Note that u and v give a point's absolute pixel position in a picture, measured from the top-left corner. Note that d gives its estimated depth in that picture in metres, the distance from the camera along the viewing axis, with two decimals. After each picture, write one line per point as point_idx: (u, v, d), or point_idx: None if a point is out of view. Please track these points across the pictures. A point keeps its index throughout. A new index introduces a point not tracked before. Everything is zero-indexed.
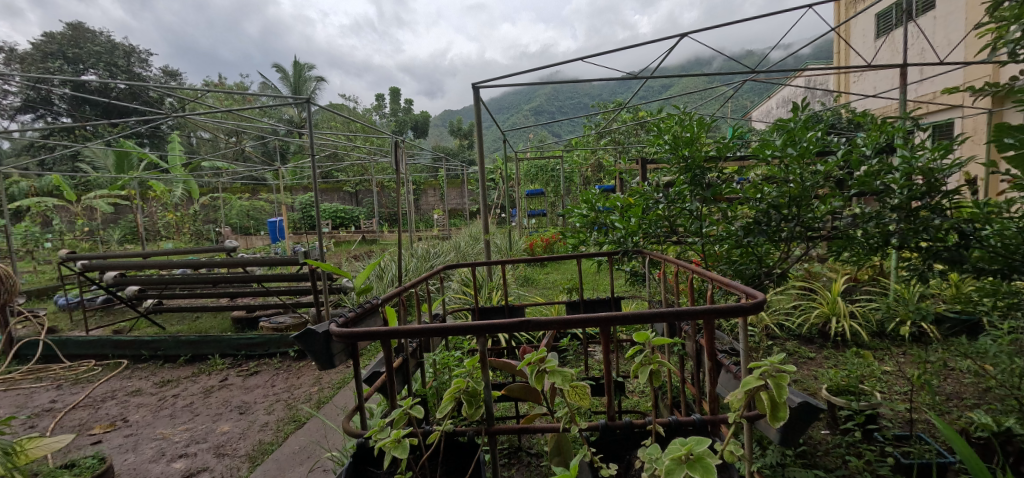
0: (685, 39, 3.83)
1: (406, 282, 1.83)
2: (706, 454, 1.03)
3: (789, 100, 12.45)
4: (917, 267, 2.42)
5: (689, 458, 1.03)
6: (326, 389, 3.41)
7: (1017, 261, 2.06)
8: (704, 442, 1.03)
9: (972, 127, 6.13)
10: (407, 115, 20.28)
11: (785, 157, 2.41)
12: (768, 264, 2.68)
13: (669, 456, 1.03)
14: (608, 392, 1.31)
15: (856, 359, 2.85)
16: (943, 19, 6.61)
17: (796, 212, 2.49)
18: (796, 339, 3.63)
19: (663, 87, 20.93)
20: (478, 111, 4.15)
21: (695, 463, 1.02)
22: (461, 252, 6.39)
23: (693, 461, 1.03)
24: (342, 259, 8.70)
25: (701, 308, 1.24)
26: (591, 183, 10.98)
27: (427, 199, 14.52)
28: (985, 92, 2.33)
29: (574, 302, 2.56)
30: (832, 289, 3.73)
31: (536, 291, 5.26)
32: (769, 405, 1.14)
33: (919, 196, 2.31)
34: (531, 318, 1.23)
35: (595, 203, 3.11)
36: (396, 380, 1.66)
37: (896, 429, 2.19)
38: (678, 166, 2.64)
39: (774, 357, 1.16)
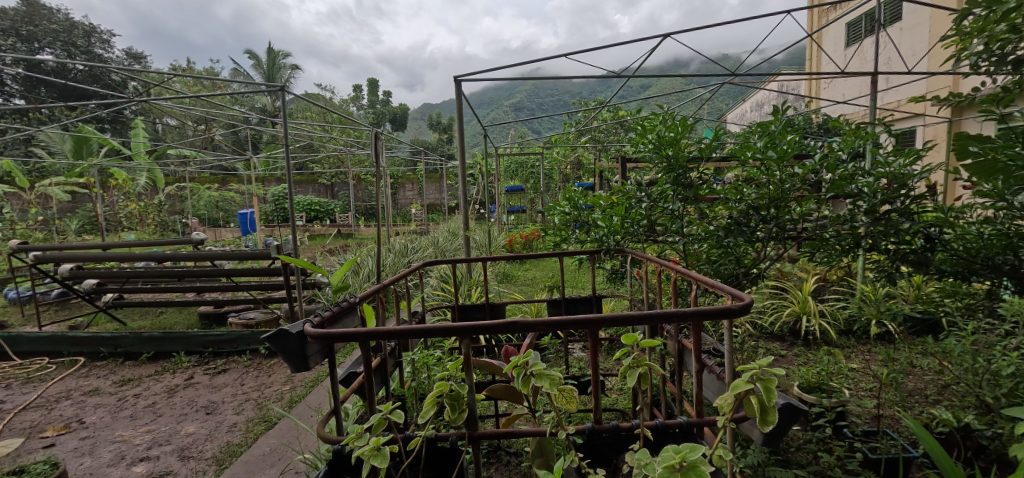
0: (667, 39, 4.04)
1: (386, 279, 1.77)
2: (699, 461, 1.02)
3: (763, 103, 12.76)
4: (885, 269, 2.50)
5: (683, 467, 1.01)
6: (298, 388, 3.31)
7: (978, 264, 2.27)
8: (698, 450, 1.02)
9: (934, 135, 6.39)
10: (385, 107, 19.86)
11: (765, 160, 2.44)
12: (746, 264, 2.72)
13: (663, 464, 1.01)
14: (595, 393, 1.30)
15: (827, 357, 2.93)
16: (910, 31, 6.85)
17: (774, 214, 2.53)
18: (767, 337, 3.72)
19: (642, 87, 21.21)
20: (460, 106, 4.04)
21: (689, 471, 1.01)
22: (440, 247, 6.31)
23: (687, 468, 1.01)
24: (316, 253, 8.52)
25: (689, 311, 1.23)
26: (569, 181, 10.98)
27: (405, 193, 14.34)
28: (948, 102, 2.44)
29: (554, 301, 2.53)
30: (803, 288, 3.83)
31: (515, 288, 5.23)
32: (759, 409, 1.13)
33: (890, 199, 2.37)
34: (518, 319, 1.20)
35: (577, 200, 3.06)
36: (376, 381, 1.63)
37: (863, 425, 2.26)
38: (660, 167, 2.63)
39: (763, 360, 1.16)
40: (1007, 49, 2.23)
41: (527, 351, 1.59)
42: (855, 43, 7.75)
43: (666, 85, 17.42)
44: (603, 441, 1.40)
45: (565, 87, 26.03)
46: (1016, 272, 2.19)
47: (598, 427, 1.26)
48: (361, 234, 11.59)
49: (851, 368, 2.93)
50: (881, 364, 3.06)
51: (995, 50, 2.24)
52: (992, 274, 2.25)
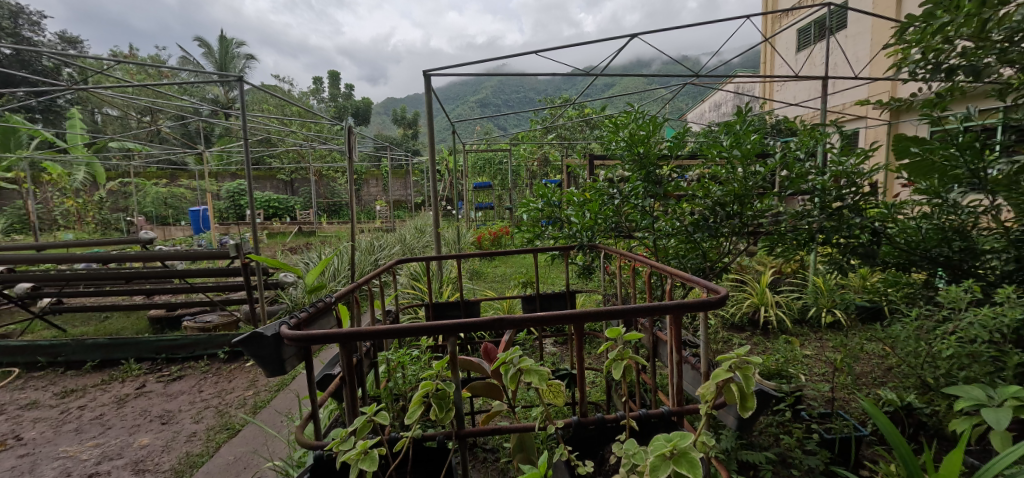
0: (634, 39, 4.12)
1: (360, 278, 1.71)
2: (690, 448, 1.04)
3: (720, 104, 13.27)
4: (836, 261, 2.63)
5: (674, 454, 1.04)
6: (262, 393, 3.17)
7: (916, 256, 2.44)
8: (688, 437, 1.05)
9: (875, 137, 6.84)
10: (347, 100, 19.28)
11: (730, 157, 2.53)
12: (712, 259, 2.82)
13: (655, 453, 1.04)
14: (581, 387, 1.31)
15: (784, 345, 3.08)
16: (854, 38, 7.29)
17: (738, 210, 2.63)
18: (730, 327, 3.86)
19: (606, 86, 21.58)
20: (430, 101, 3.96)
21: (681, 458, 1.03)
22: (408, 244, 6.20)
23: (678, 456, 1.04)
24: (277, 252, 8.18)
25: (671, 304, 1.25)
26: (536, 177, 11.03)
27: (369, 189, 13.99)
28: (886, 107, 2.61)
29: (529, 298, 2.53)
30: (761, 280, 4.01)
31: (486, 285, 5.21)
32: (739, 395, 1.17)
33: (842, 195, 2.49)
34: (505, 316, 1.19)
35: (551, 197, 2.98)
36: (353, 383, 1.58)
37: (820, 408, 2.37)
38: (631, 164, 2.68)
39: (741, 349, 1.20)
40: (942, 58, 2.38)
41: (507, 349, 1.59)
42: (805, 49, 8.18)
43: (630, 85, 17.80)
44: (588, 433, 1.42)
45: (530, 85, 26.10)
46: (948, 262, 2.38)
47: (585, 420, 1.27)
48: (324, 232, 11.22)
49: (806, 354, 3.10)
50: (833, 350, 3.24)
51: (931, 58, 2.40)
52: (929, 265, 2.43)
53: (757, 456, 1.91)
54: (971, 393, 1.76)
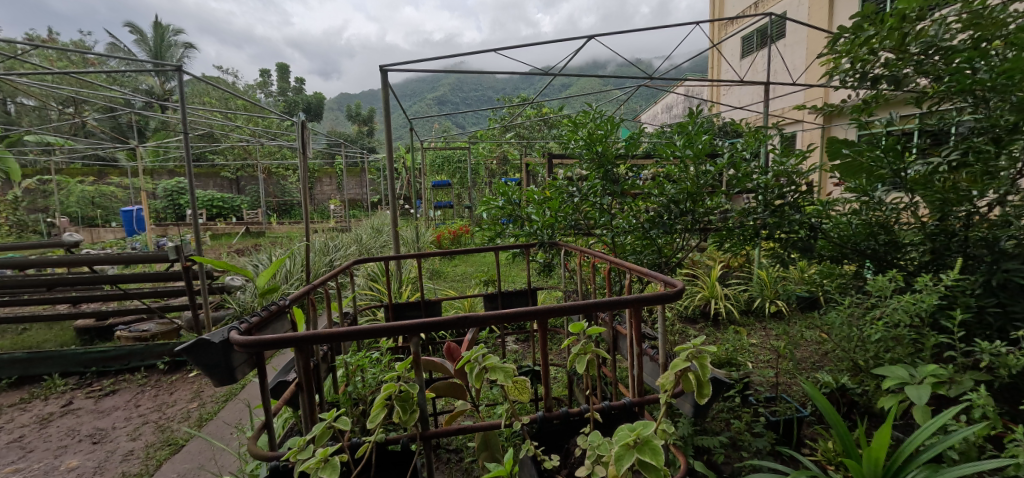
0: (591, 41, 4.19)
1: (316, 279, 1.64)
2: (652, 436, 1.07)
3: (671, 106, 13.76)
4: (777, 255, 2.77)
5: (638, 443, 1.07)
6: (207, 405, 2.99)
7: (847, 250, 2.62)
8: (651, 426, 1.07)
9: (810, 140, 7.32)
10: (296, 95, 18.50)
11: (683, 157, 2.63)
12: (667, 254, 2.92)
13: (619, 442, 1.06)
14: (546, 383, 1.32)
15: (733, 335, 3.23)
16: (791, 47, 7.76)
17: (691, 207, 2.72)
18: (683, 320, 4.02)
19: (562, 87, 21.87)
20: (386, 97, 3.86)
21: (644, 446, 1.06)
22: (364, 244, 6.03)
23: (642, 444, 1.07)
24: (222, 254, 7.73)
25: (632, 297, 1.29)
26: (495, 176, 11.02)
27: (321, 188, 13.50)
28: (820, 112, 2.78)
29: (490, 296, 2.52)
30: (711, 274, 4.19)
31: (446, 285, 5.16)
32: (697, 383, 1.22)
33: (780, 193, 2.62)
34: (469, 314, 1.17)
35: (511, 195, 2.96)
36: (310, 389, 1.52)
37: (766, 392, 2.45)
38: (590, 163, 2.74)
39: (696, 339, 1.26)
40: (868, 68, 2.54)
41: (470, 348, 1.57)
42: (748, 56, 8.62)
43: (586, 86, 18.13)
44: (553, 429, 1.44)
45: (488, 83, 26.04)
46: (875, 255, 2.56)
47: (550, 415, 1.29)
48: (273, 233, 10.72)
49: (753, 344, 3.27)
50: (777, 338, 3.44)
51: (858, 68, 2.54)
52: (857, 257, 2.62)
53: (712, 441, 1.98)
54: (895, 372, 1.91)
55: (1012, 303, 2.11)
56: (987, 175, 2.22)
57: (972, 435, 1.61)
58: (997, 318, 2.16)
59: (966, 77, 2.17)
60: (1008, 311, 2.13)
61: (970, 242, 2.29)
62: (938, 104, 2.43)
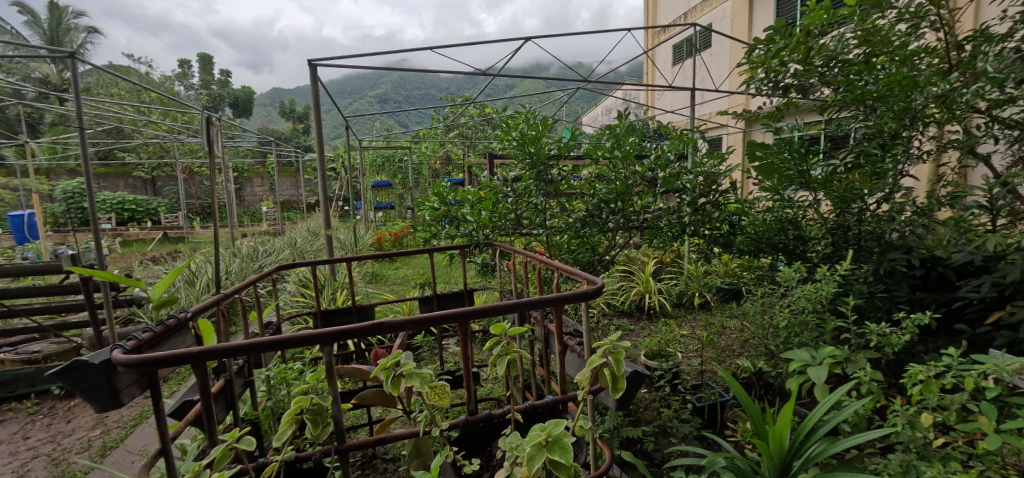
0: (528, 43, 4.26)
1: (227, 289, 1.57)
2: (563, 434, 1.13)
3: (611, 109, 14.23)
4: (701, 250, 3.00)
5: (549, 442, 1.12)
6: (114, 431, 2.76)
7: (763, 244, 2.85)
8: (561, 424, 1.13)
9: (734, 143, 7.81)
10: (223, 89, 17.36)
11: (613, 158, 2.75)
12: (600, 252, 3.03)
13: (531, 443, 1.11)
14: (468, 387, 1.33)
15: (663, 327, 3.41)
16: (717, 56, 8.22)
17: (620, 207, 2.85)
18: (619, 314, 4.20)
19: (508, 87, 22.00)
20: (315, 91, 3.69)
21: (555, 445, 1.11)
22: (298, 248, 5.78)
23: (553, 443, 1.12)
24: (137, 262, 7.13)
25: (551, 297, 1.33)
26: (439, 176, 10.92)
27: (253, 189, 12.78)
28: (738, 117, 3.00)
29: (427, 298, 2.51)
30: (645, 270, 4.40)
31: (386, 288, 5.06)
32: (611, 379, 1.28)
33: (705, 193, 2.82)
34: (385, 319, 1.14)
35: (446, 196, 2.95)
36: (218, 407, 1.46)
37: (692, 380, 2.60)
38: (524, 163, 2.81)
39: (613, 336, 1.33)
40: (779, 77, 2.78)
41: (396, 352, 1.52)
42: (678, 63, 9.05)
43: (530, 87, 18.34)
44: (473, 433, 1.52)
45: (432, 82, 25.68)
46: (786, 248, 2.83)
47: (472, 419, 1.30)
48: (196, 238, 10.01)
49: (682, 335, 3.47)
50: (703, 328, 3.67)
51: (772, 78, 2.78)
52: (772, 251, 2.86)
53: (638, 431, 2.07)
54: (799, 356, 2.09)
55: (896, 289, 2.40)
56: (877, 175, 2.49)
57: (861, 409, 1.79)
58: (884, 302, 2.42)
59: (857, 88, 2.45)
60: (893, 295, 2.41)
61: (862, 236, 2.55)
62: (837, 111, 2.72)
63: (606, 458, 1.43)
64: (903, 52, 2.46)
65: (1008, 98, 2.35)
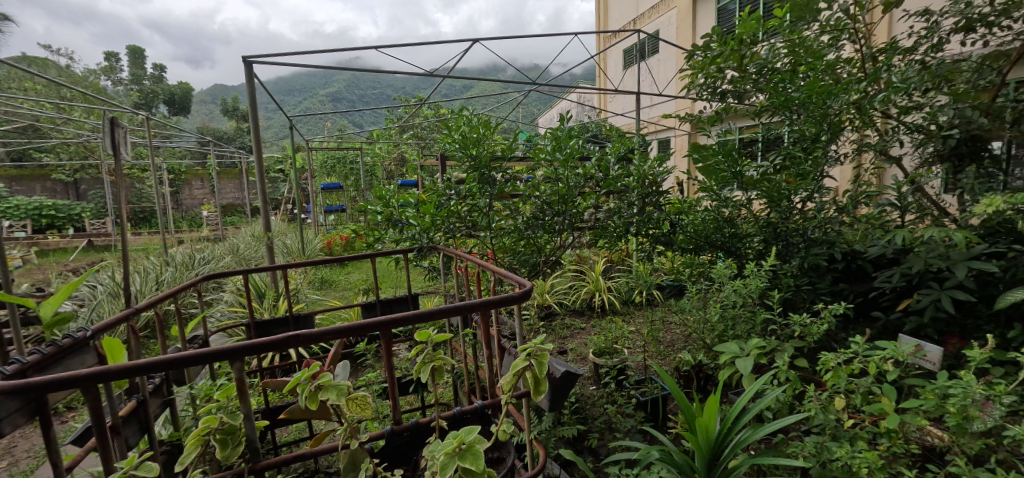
0: (478, 44, 4.23)
1: (140, 304, 1.48)
2: (475, 441, 1.16)
3: (566, 110, 14.42)
4: (645, 249, 3.09)
5: (461, 449, 1.13)
6: (19, 462, 2.52)
7: (702, 243, 2.96)
8: (474, 431, 1.16)
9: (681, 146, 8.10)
10: (158, 84, 16.24)
11: (554, 161, 2.80)
12: (546, 253, 3.08)
13: (443, 452, 1.12)
14: (393, 397, 1.29)
15: (610, 325, 3.48)
16: (663, 62, 8.47)
17: (564, 209, 2.90)
18: (571, 313, 4.25)
19: (465, 87, 21.83)
20: (252, 90, 3.51)
21: (467, 452, 1.13)
22: (240, 254, 5.49)
23: (465, 450, 1.13)
24: (58, 274, 6.55)
25: (477, 302, 1.27)
26: (393, 178, 10.70)
27: (192, 191, 12.05)
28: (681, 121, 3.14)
29: (369, 304, 2.44)
30: (596, 269, 4.48)
31: (334, 294, 4.90)
32: (533, 381, 1.31)
33: (647, 194, 2.89)
34: (299, 332, 1.06)
35: (390, 199, 2.85)
36: (128, 430, 1.37)
37: (637, 376, 2.62)
38: (467, 165, 2.78)
39: (537, 339, 1.36)
40: (717, 83, 2.91)
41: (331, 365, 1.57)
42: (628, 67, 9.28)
43: (486, 87, 18.28)
44: (398, 442, 1.46)
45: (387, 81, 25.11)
46: (725, 245, 2.93)
47: (398, 428, 1.33)
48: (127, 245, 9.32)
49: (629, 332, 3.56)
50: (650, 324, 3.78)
51: (710, 84, 2.90)
52: (713, 249, 2.95)
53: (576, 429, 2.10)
54: (729, 348, 2.18)
55: (818, 280, 2.59)
56: (801, 176, 2.62)
57: (781, 396, 1.89)
58: (809, 295, 2.59)
59: (782, 95, 2.54)
60: (816, 287, 2.59)
61: (789, 233, 2.70)
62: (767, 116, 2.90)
63: (539, 461, 1.44)
64: (819, 63, 2.56)
65: (917, 104, 2.64)
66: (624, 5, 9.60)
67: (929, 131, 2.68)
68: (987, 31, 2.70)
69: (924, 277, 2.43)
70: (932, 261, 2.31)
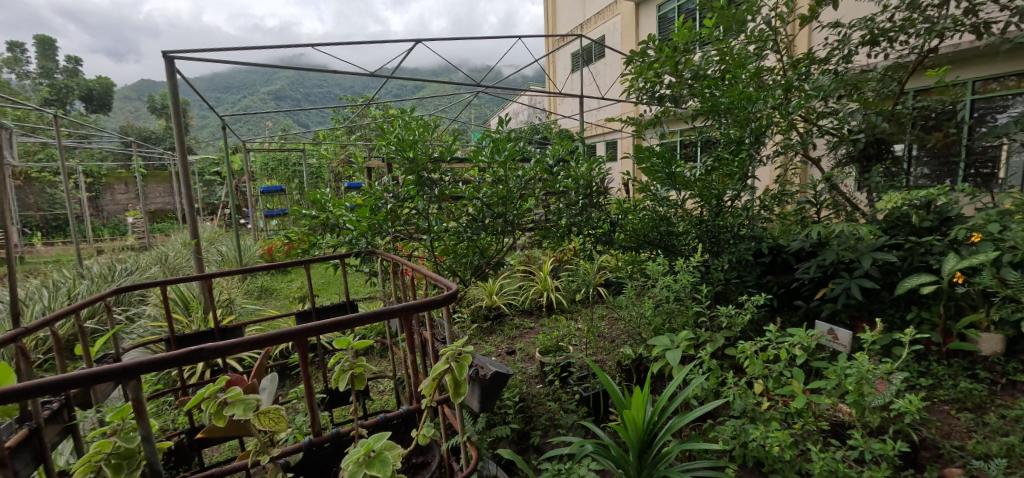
0: (421, 45, 4.17)
1: (28, 323, 1.36)
2: (384, 448, 1.16)
3: (518, 112, 14.51)
4: (586, 248, 3.17)
5: (369, 457, 1.13)
6: None
7: (639, 242, 3.07)
8: (381, 437, 1.16)
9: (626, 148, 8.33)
10: (73, 79, 14.87)
11: (491, 163, 2.81)
12: (489, 254, 3.10)
13: (349, 460, 1.11)
14: (311, 410, 1.25)
15: (556, 324, 3.53)
16: (608, 67, 8.68)
17: (503, 210, 2.91)
18: (520, 314, 4.27)
19: (416, 88, 21.47)
20: (172, 87, 3.28)
21: (374, 459, 1.13)
22: (167, 264, 5.12)
23: (373, 458, 1.14)
24: None
25: (398, 306, 1.24)
26: (339, 180, 10.34)
27: (115, 196, 11.12)
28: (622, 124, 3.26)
29: (302, 312, 2.34)
30: (544, 269, 4.53)
31: (274, 304, 4.66)
32: (452, 384, 1.32)
33: (586, 195, 2.96)
34: (205, 345, 1.00)
35: (326, 202, 2.77)
36: (19, 461, 1.25)
37: (580, 372, 2.61)
38: (404, 167, 2.72)
39: (459, 342, 1.36)
40: (655, 88, 3.04)
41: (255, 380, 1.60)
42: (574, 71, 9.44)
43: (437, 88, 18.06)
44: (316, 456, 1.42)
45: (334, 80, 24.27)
46: (663, 243, 3.04)
47: (317, 440, 1.30)
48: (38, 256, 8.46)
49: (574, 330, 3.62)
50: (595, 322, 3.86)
51: (649, 88, 3.04)
52: (651, 247, 3.06)
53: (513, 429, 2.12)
54: (661, 341, 2.27)
55: (746, 275, 2.85)
56: (730, 176, 2.75)
57: (707, 385, 1.98)
58: (738, 287, 2.86)
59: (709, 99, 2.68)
60: (745, 280, 2.87)
61: (718, 230, 2.85)
62: (700, 120, 3.05)
63: (473, 459, 1.49)
64: (741, 71, 2.73)
65: (833, 111, 2.89)
66: (571, 10, 9.78)
67: (841, 135, 2.93)
68: (888, 45, 2.97)
69: (837, 268, 2.67)
70: (843, 253, 2.56)
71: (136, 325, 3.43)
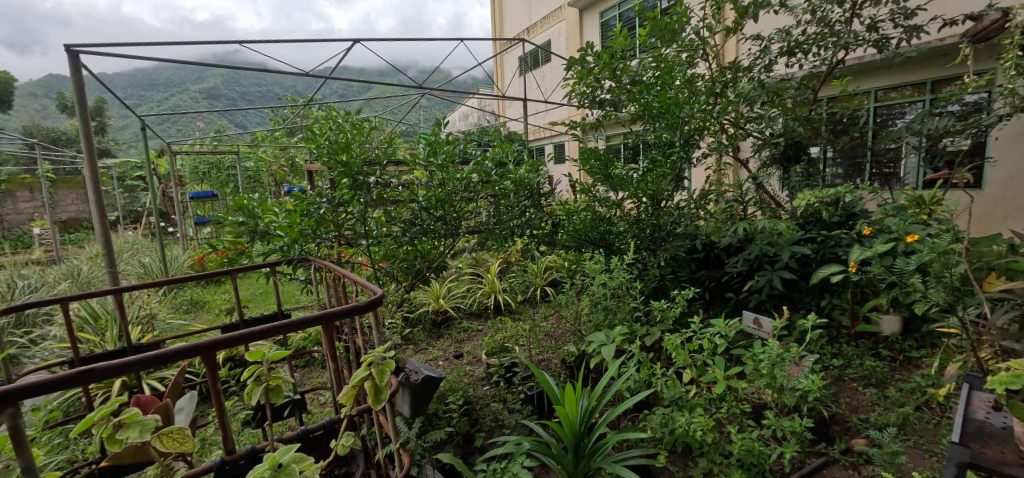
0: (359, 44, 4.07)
1: None
2: (293, 461, 1.14)
3: (467, 115, 14.47)
4: (528, 249, 3.21)
5: (276, 469, 1.11)
6: None
7: (578, 242, 3.15)
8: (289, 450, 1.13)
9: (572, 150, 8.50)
10: None
11: (429, 166, 2.80)
12: (431, 258, 3.06)
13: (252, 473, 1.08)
14: (223, 429, 1.19)
15: (502, 326, 3.55)
16: (551, 71, 8.82)
17: (443, 214, 2.90)
18: (469, 316, 4.26)
19: (361, 89, 20.90)
20: (77, 85, 3.01)
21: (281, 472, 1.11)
22: (80, 278, 4.68)
23: (280, 471, 1.12)
24: None
25: (317, 315, 1.21)
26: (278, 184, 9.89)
27: (17, 204, 10.01)
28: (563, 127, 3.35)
29: (230, 324, 2.22)
30: (491, 271, 4.55)
31: (205, 317, 4.39)
32: (373, 390, 1.32)
33: (528, 196, 3.03)
34: (94, 365, 0.93)
35: (254, 206, 2.55)
36: None
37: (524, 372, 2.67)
38: (337, 171, 2.61)
39: (382, 348, 1.35)
40: (596, 93, 3.14)
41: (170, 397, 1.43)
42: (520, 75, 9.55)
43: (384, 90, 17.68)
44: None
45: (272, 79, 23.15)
46: (604, 242, 3.12)
47: (229, 459, 1.23)
48: None
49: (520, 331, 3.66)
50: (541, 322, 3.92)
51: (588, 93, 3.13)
52: (593, 246, 3.14)
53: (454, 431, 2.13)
54: (598, 337, 2.35)
55: (680, 270, 3.04)
56: (667, 176, 2.87)
57: (640, 377, 2.07)
58: (673, 282, 3.04)
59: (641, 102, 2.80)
60: (679, 274, 3.07)
61: (653, 228, 2.97)
62: (638, 123, 3.15)
63: (405, 466, 1.50)
64: (670, 77, 2.87)
65: (760, 115, 3.07)
66: (518, 14, 9.89)
67: (764, 138, 3.15)
68: (802, 56, 3.23)
69: (762, 261, 2.87)
70: (766, 247, 2.76)
71: (39, 348, 3.11)
